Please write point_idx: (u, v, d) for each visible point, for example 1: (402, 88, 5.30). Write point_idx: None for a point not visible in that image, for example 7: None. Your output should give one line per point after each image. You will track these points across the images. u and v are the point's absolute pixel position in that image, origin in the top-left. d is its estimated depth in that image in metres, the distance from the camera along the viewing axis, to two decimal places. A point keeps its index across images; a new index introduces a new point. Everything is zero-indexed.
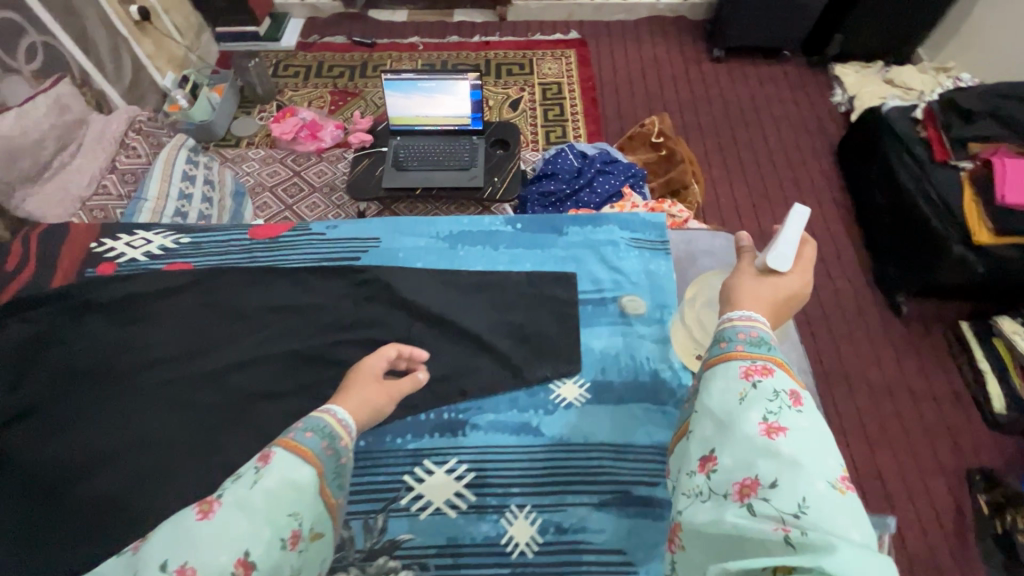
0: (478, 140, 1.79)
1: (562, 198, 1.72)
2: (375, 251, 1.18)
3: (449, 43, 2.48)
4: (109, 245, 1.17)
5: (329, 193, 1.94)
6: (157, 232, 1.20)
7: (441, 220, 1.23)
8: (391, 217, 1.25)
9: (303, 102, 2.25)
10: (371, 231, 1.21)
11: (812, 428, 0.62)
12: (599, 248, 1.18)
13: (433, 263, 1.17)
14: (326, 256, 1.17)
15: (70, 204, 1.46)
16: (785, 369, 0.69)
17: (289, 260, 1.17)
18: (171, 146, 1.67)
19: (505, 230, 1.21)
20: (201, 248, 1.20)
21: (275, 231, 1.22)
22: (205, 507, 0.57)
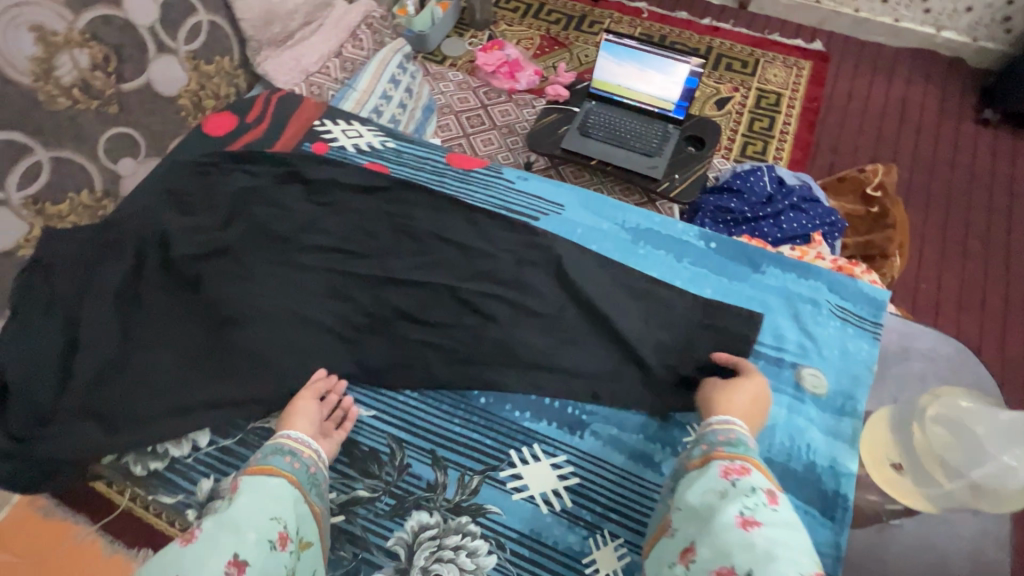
0: (673, 130, 1.65)
1: (741, 220, 1.54)
2: (556, 218, 1.22)
3: (675, 18, 2.31)
4: (327, 126, 1.34)
5: (506, 134, 1.96)
6: (369, 128, 1.35)
7: (632, 211, 1.24)
8: (583, 190, 1.28)
9: (512, 39, 2.26)
10: (560, 196, 1.26)
11: (787, 527, 0.62)
12: (796, 303, 1.11)
13: (608, 251, 1.18)
14: (511, 207, 1.23)
15: (296, 75, 1.63)
16: (762, 472, 0.71)
17: (475, 196, 1.25)
18: (389, 48, 1.78)
19: (697, 245, 1.19)
20: (399, 156, 1.31)
21: (470, 164, 1.31)
22: (187, 535, 0.70)
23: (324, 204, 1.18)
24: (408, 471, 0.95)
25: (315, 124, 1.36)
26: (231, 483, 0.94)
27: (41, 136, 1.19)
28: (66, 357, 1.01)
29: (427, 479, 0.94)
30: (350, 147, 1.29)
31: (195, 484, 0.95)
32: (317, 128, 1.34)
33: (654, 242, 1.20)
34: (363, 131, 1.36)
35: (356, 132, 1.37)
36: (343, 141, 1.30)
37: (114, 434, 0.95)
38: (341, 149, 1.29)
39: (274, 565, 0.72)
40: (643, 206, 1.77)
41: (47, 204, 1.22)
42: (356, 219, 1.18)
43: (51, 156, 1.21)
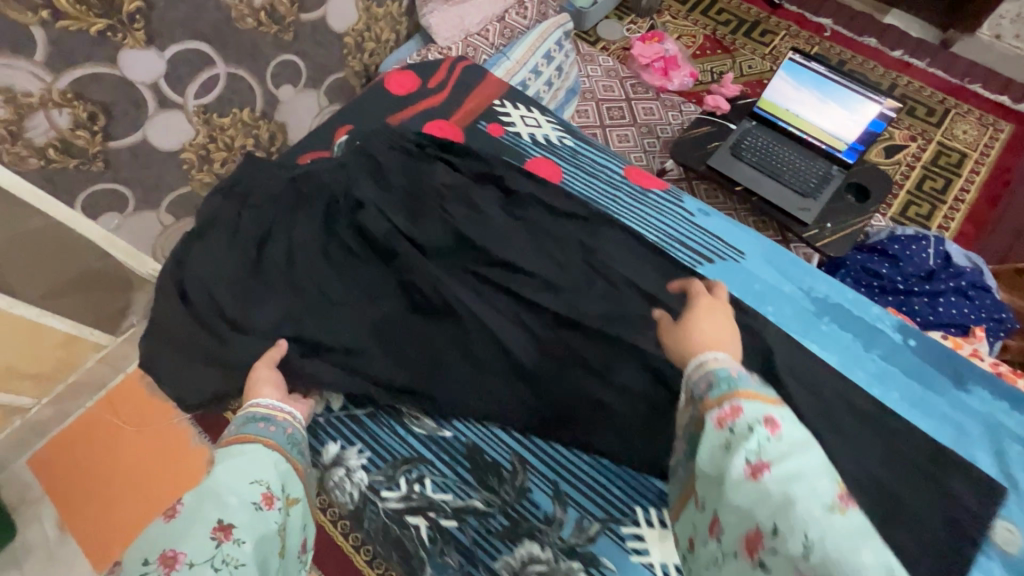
0: (836, 172, 1.48)
1: (889, 289, 1.38)
2: (731, 265, 1.15)
3: (861, 44, 2.06)
4: (506, 109, 1.33)
5: (644, 134, 1.85)
6: (548, 120, 1.31)
7: (819, 277, 1.14)
8: (770, 243, 1.19)
9: (673, 33, 2.11)
10: (742, 244, 1.18)
11: (802, 458, 0.54)
12: (1001, 438, 0.97)
13: (785, 317, 1.09)
14: (687, 242, 1.17)
15: (457, 33, 1.60)
16: (757, 397, 0.61)
17: (647, 220, 1.20)
18: (551, 21, 1.72)
19: (892, 338, 1.08)
20: (575, 159, 1.28)
21: (648, 183, 1.25)
22: (169, 509, 0.63)
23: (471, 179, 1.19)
24: (527, 495, 0.93)
25: (494, 104, 1.33)
26: (358, 457, 0.97)
27: (224, 51, 1.23)
28: (204, 270, 1.01)
29: (545, 511, 0.91)
30: (526, 138, 1.28)
31: (323, 446, 0.98)
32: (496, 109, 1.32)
33: (838, 319, 1.10)
34: (542, 122, 1.32)
35: (534, 121, 1.34)
36: (521, 130, 1.29)
37: (235, 377, 0.93)
38: (515, 137, 1.28)
39: (263, 526, 0.66)
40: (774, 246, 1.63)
41: (214, 115, 1.30)
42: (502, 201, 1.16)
43: (227, 71, 1.26)
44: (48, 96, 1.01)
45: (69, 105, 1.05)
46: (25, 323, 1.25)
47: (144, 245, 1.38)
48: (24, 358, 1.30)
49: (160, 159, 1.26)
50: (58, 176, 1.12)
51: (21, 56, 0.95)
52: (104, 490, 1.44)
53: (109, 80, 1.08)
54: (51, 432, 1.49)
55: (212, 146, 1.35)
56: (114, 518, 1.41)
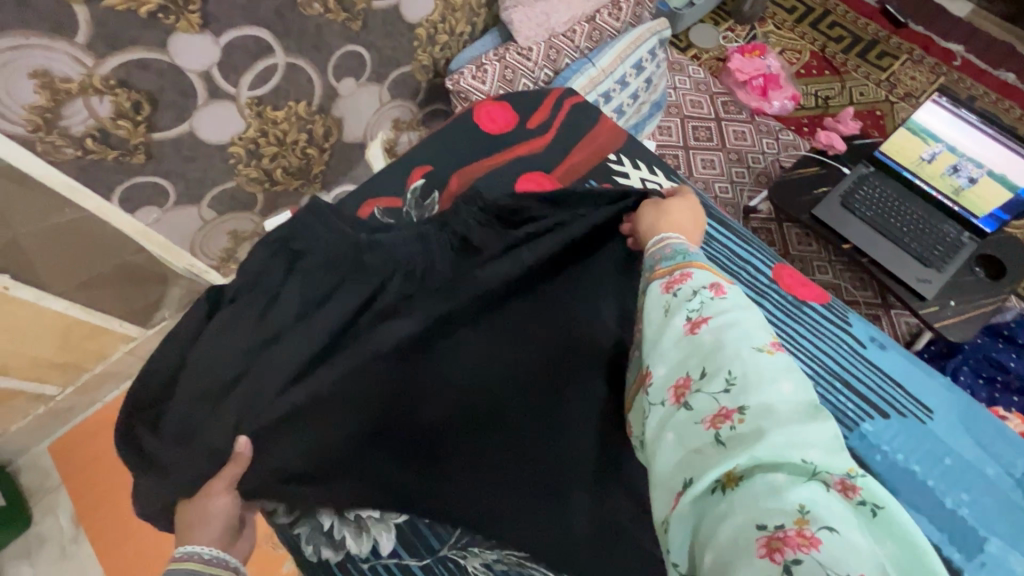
0: (968, 240, 1.27)
1: (1016, 388, 1.20)
2: (915, 429, 0.80)
3: (997, 79, 1.78)
4: (624, 168, 1.02)
5: (733, 162, 1.65)
6: (678, 190, 1.01)
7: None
8: (970, 406, 0.84)
9: (776, 46, 1.87)
10: (931, 403, 0.83)
11: (743, 313, 0.54)
12: None
13: (992, 520, 0.73)
14: (851, 381, 0.84)
15: (541, 32, 1.40)
16: (708, 271, 0.60)
17: (799, 347, 0.86)
18: (647, 26, 1.52)
19: None
20: (708, 245, 0.96)
21: (805, 294, 0.92)
22: None
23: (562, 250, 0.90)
24: None
25: (610, 159, 1.04)
26: None
27: (285, 38, 1.09)
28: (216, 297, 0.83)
29: None
30: None
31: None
32: (612, 166, 1.02)
33: None
34: (668, 190, 1.01)
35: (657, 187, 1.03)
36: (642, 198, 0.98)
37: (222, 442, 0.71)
38: None
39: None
40: (871, 313, 1.43)
41: (268, 108, 1.16)
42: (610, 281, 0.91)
43: (287, 62, 1.12)
44: (88, 82, 0.89)
45: (111, 93, 0.93)
46: (52, 316, 1.16)
47: (182, 240, 1.27)
48: (49, 349, 1.23)
49: (206, 153, 1.14)
50: (94, 168, 1.01)
51: (61, 37, 0.83)
52: (122, 495, 1.37)
53: (157, 67, 0.95)
54: (74, 419, 1.44)
55: (262, 140, 1.21)
56: (132, 529, 1.34)
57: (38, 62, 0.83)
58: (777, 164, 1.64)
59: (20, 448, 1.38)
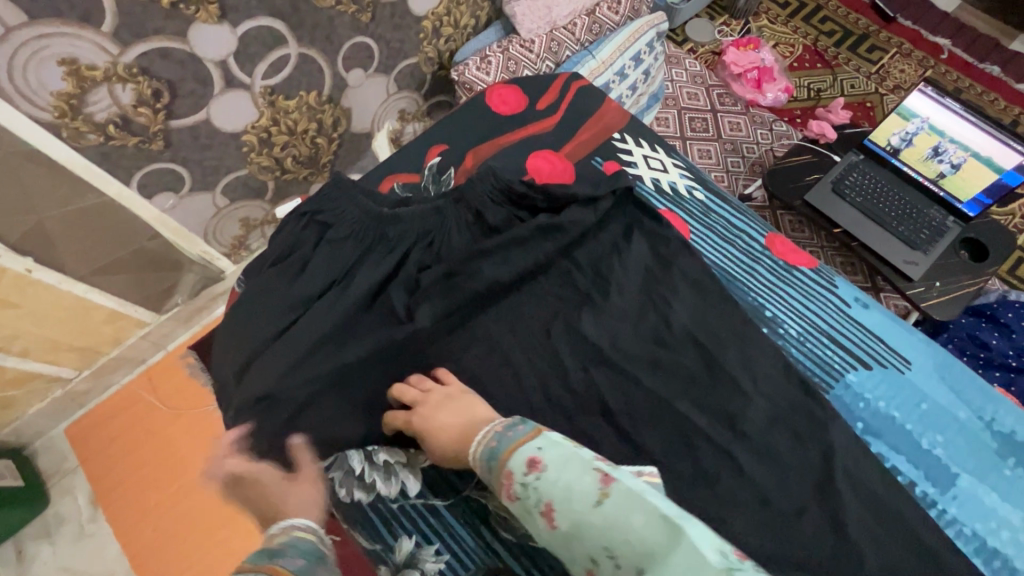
0: (953, 224, 1.33)
1: (999, 363, 1.25)
2: (896, 377, 0.86)
3: (982, 72, 1.84)
4: (626, 145, 1.06)
5: (728, 152, 1.70)
6: (676, 165, 1.05)
7: (1005, 405, 0.84)
8: (944, 352, 0.90)
9: (769, 40, 1.92)
10: (911, 352, 0.88)
11: (564, 471, 0.55)
12: None
13: (959, 455, 0.81)
14: (838, 338, 0.89)
15: (543, 25, 1.45)
16: (514, 447, 0.59)
17: (790, 306, 0.92)
18: (645, 20, 1.57)
19: None
20: (706, 216, 1.00)
21: (795, 259, 0.97)
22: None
23: (583, 225, 0.89)
24: None
25: (614, 138, 1.08)
26: (435, 561, 0.77)
27: (298, 30, 1.13)
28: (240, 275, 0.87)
29: None
30: (648, 183, 1.01)
31: (395, 541, 0.78)
32: (617, 144, 1.06)
33: None
34: (668, 165, 1.06)
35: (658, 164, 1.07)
36: (643, 172, 1.03)
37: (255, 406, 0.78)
38: (636, 179, 1.02)
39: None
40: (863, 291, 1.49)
41: (280, 97, 1.20)
42: (624, 240, 0.91)
43: (299, 52, 1.16)
44: (112, 70, 0.93)
45: (133, 81, 0.96)
46: (71, 299, 1.20)
47: (196, 226, 1.31)
48: (67, 331, 1.27)
49: (221, 141, 1.18)
50: (116, 154, 1.05)
51: (88, 26, 0.87)
52: (138, 479, 1.41)
53: (177, 56, 0.99)
54: (91, 402, 1.48)
55: (274, 130, 1.25)
56: (147, 512, 1.38)
57: (65, 50, 0.87)
58: (771, 153, 1.69)
59: (38, 431, 1.42)
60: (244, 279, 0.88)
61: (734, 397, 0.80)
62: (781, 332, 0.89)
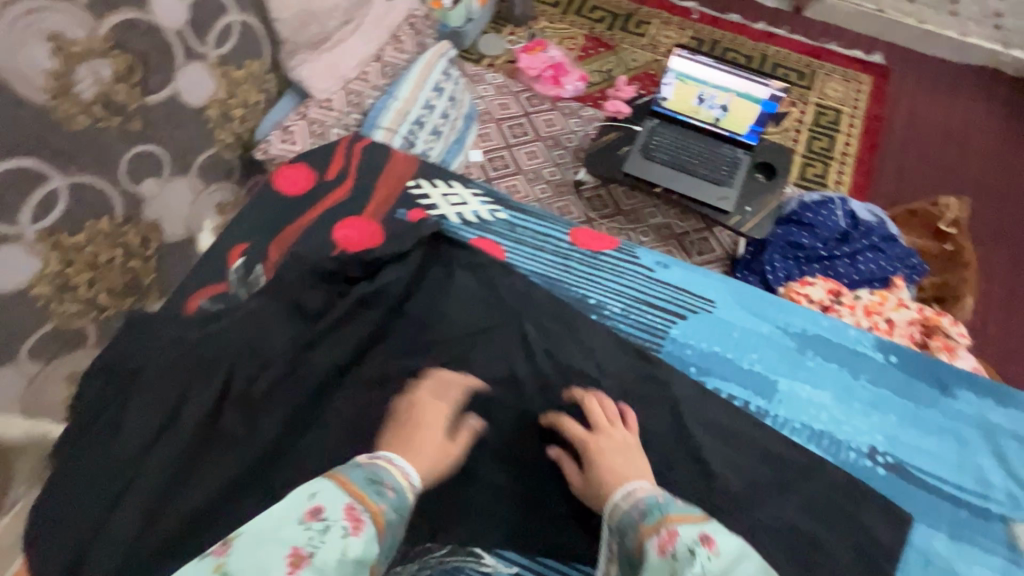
0: (743, 155, 1.54)
1: (813, 258, 1.48)
2: (706, 317, 0.98)
3: (728, 21, 2.15)
4: (423, 189, 1.08)
5: (552, 147, 1.82)
6: (473, 193, 1.09)
7: (791, 309, 0.99)
8: (731, 280, 1.03)
9: (553, 38, 2.09)
10: (707, 290, 1.00)
11: (735, 564, 0.58)
12: (998, 441, 0.88)
13: (771, 364, 0.94)
14: (653, 301, 0.99)
15: (334, 82, 1.46)
16: (691, 523, 0.61)
17: (609, 288, 1.00)
18: (432, 51, 1.63)
19: (875, 357, 0.95)
20: (515, 231, 1.06)
21: (600, 245, 1.06)
22: (297, 558, 0.54)
23: (401, 282, 0.94)
24: None
25: (410, 186, 1.09)
26: None
27: (57, 160, 1.02)
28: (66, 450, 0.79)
29: None
30: (455, 220, 1.04)
31: None
32: (413, 192, 1.07)
33: (821, 348, 0.96)
34: (467, 195, 1.10)
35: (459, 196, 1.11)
36: (446, 211, 1.06)
37: None
38: (441, 220, 1.04)
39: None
40: (700, 231, 1.70)
41: (63, 234, 1.07)
42: (448, 277, 0.96)
43: (68, 182, 1.05)
44: None
45: None
46: None
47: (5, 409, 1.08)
48: None
49: (5, 303, 1.02)
50: None
51: None
52: None
53: None
54: None
55: (70, 270, 1.11)
56: None
57: None
58: (587, 138, 1.83)
59: None
60: (69, 455, 0.79)
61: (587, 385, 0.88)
62: (607, 313, 0.98)
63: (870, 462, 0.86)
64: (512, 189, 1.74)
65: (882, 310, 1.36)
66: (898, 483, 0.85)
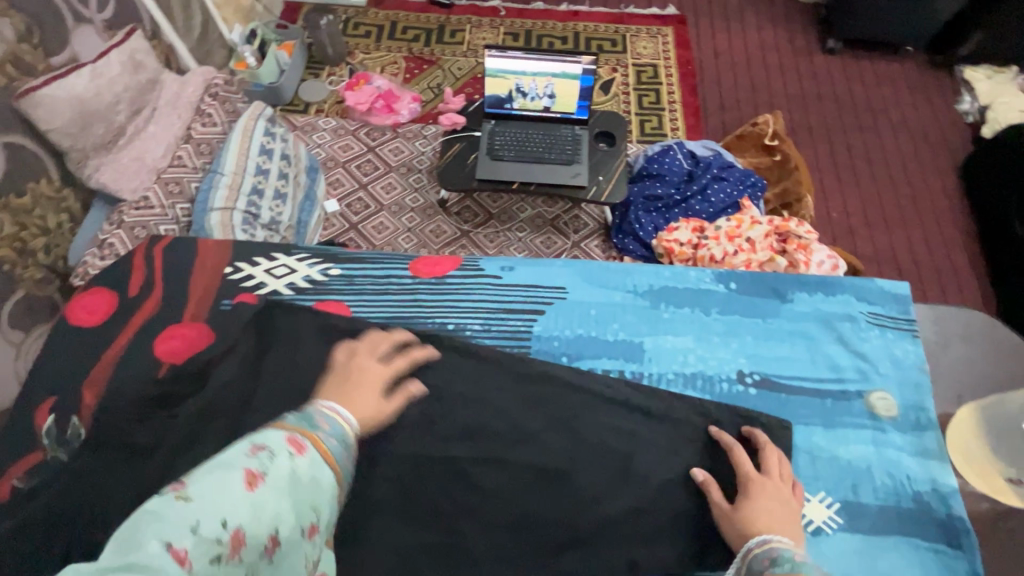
0: (581, 131, 1.61)
1: (671, 203, 1.59)
2: (563, 304, 1.01)
3: (534, 10, 2.25)
4: (246, 270, 1.01)
5: (406, 173, 1.79)
6: (301, 258, 1.04)
7: (636, 271, 1.06)
8: (576, 261, 1.08)
9: (375, 68, 2.06)
10: (555, 279, 1.04)
11: None
12: (835, 325, 0.99)
13: (632, 327, 0.99)
14: (511, 306, 1.00)
15: (145, 176, 1.34)
16: None
17: (464, 308, 1.00)
18: (247, 114, 1.50)
19: (717, 289, 1.03)
20: (354, 282, 1.02)
21: (442, 269, 1.05)
22: (252, 475, 0.48)
23: (238, 373, 0.86)
24: None
25: (228, 272, 1.01)
26: None
27: None
28: None
29: None
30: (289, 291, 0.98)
31: None
32: (232, 278, 0.99)
33: (672, 298, 1.03)
34: (294, 262, 1.04)
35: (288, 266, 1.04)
36: (277, 286, 1.00)
37: None
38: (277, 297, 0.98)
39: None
40: (569, 210, 1.77)
41: None
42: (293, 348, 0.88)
43: None
44: None
45: None
46: None
47: None
48: None
49: None
50: None
51: None
52: None
53: None
54: None
55: None
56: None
57: None
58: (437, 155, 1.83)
59: None
60: None
61: (468, 407, 0.87)
62: (469, 333, 0.97)
63: (741, 385, 0.93)
64: (380, 227, 1.71)
65: (740, 232, 1.47)
66: (769, 395, 0.93)
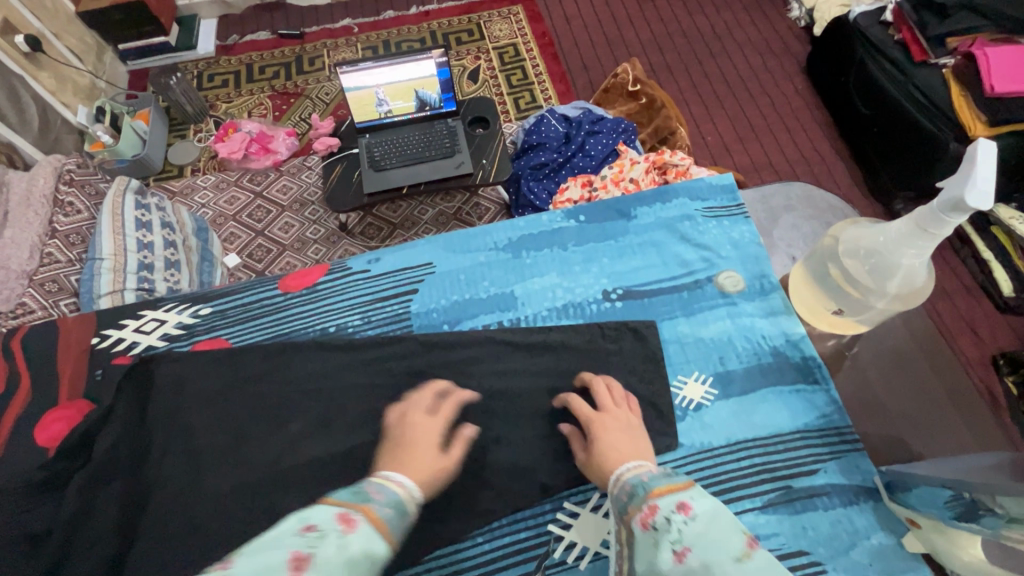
0: (455, 122, 1.65)
1: (557, 167, 1.65)
2: (433, 278, 1.04)
3: (386, 20, 2.26)
4: (114, 335, 0.99)
5: (300, 209, 1.78)
6: (167, 307, 1.02)
7: (494, 229, 1.11)
8: (438, 235, 1.11)
9: (242, 114, 2.03)
10: (420, 257, 1.07)
11: (713, 529, 0.56)
12: (676, 226, 1.09)
13: (501, 280, 1.04)
14: (384, 293, 1.03)
15: (14, 283, 1.25)
16: (666, 486, 0.62)
17: (338, 308, 1.01)
18: (113, 191, 1.44)
19: (569, 225, 1.11)
20: (228, 315, 1.02)
21: (311, 278, 1.05)
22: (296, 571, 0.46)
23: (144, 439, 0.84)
24: None
25: (96, 342, 0.99)
26: None
27: None
28: None
29: None
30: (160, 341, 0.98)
31: None
32: (101, 346, 0.98)
33: (531, 245, 1.09)
34: (161, 314, 1.02)
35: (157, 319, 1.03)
36: (147, 338, 0.98)
37: None
38: (149, 350, 0.97)
39: None
40: (469, 201, 1.81)
41: None
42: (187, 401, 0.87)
43: None
44: None
45: None
46: None
47: None
48: None
49: None
50: None
51: None
52: None
53: None
54: None
55: None
56: None
57: None
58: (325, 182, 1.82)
59: None
60: None
61: (381, 404, 0.88)
62: (349, 329, 0.99)
63: (608, 302, 1.01)
64: (288, 266, 1.69)
65: (623, 175, 1.55)
66: (634, 303, 1.01)
